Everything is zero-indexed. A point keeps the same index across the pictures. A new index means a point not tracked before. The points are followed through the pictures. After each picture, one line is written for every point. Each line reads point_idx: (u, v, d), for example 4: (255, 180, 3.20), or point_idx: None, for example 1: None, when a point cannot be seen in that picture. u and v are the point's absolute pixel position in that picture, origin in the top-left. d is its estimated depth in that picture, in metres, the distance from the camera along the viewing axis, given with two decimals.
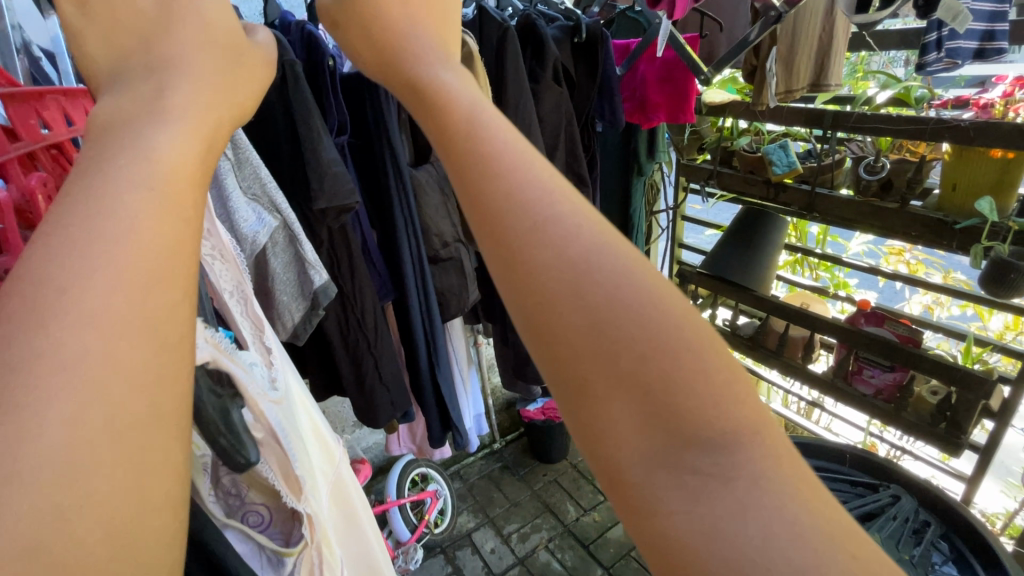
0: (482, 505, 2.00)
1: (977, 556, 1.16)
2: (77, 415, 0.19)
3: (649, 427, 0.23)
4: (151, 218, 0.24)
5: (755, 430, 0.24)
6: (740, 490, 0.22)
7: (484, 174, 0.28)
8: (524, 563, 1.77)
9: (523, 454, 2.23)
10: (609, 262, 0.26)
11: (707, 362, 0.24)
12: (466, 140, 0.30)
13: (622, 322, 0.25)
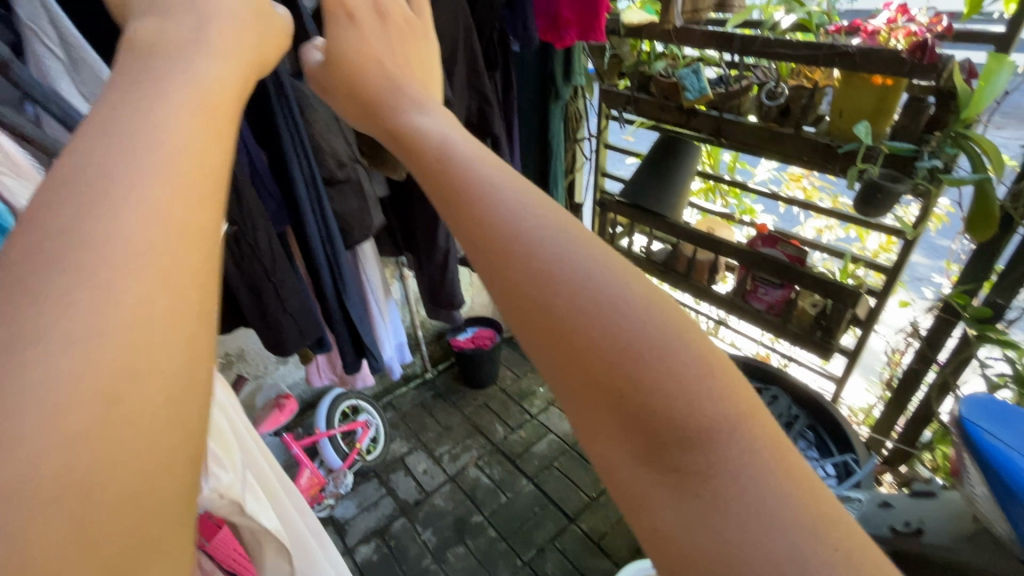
0: (414, 431, 2.07)
1: (835, 441, 1.36)
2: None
3: (628, 427, 0.26)
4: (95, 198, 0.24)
5: (731, 405, 0.26)
6: (685, 454, 0.25)
7: (463, 199, 0.34)
8: (455, 481, 1.87)
9: (455, 381, 2.30)
10: (575, 266, 0.30)
11: (667, 337, 0.27)
12: (435, 167, 0.36)
13: (584, 324, 0.28)
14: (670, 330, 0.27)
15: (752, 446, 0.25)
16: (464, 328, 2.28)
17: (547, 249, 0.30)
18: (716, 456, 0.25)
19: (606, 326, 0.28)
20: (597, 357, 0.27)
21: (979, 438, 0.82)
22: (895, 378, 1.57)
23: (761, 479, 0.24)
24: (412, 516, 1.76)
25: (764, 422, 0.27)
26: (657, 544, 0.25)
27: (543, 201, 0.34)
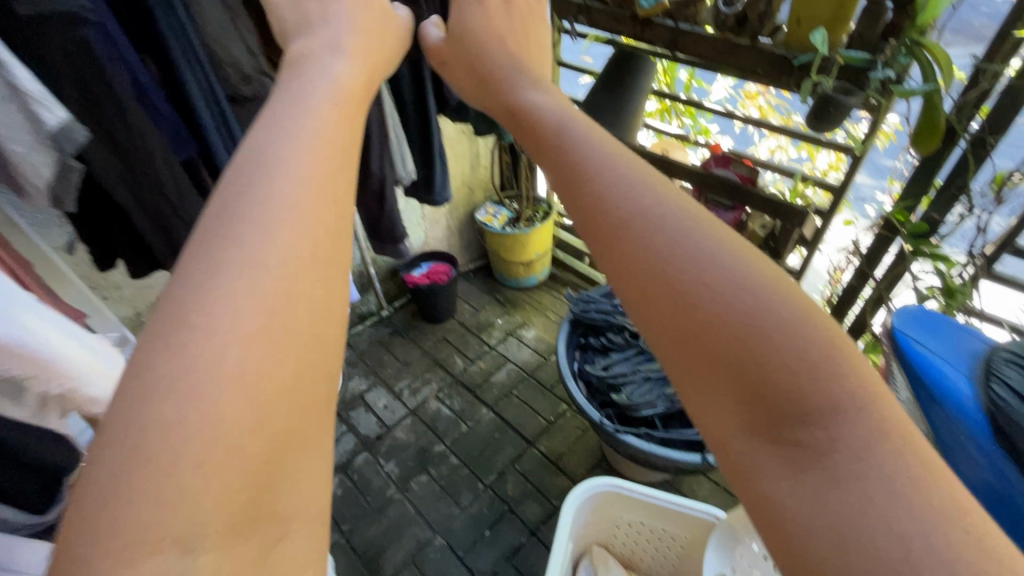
0: (373, 368, 2.05)
1: None
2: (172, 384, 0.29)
3: (747, 406, 0.28)
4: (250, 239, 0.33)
5: (858, 393, 0.28)
6: (799, 428, 0.27)
7: (580, 182, 0.38)
8: (417, 414, 1.89)
9: (412, 317, 2.26)
10: (698, 248, 0.33)
11: (790, 317, 0.30)
12: (556, 156, 0.42)
13: (701, 298, 0.31)
14: (799, 314, 0.30)
15: (876, 437, 0.27)
16: (419, 263, 2.21)
17: (667, 227, 0.34)
18: (834, 432, 0.27)
19: (679, 255, 0.32)
20: (670, 276, 0.32)
21: (909, 347, 0.86)
22: (835, 295, 1.64)
23: (889, 481, 0.25)
24: (375, 450, 1.78)
25: (889, 414, 0.28)
26: (768, 517, 0.27)
27: (645, 176, 0.38)
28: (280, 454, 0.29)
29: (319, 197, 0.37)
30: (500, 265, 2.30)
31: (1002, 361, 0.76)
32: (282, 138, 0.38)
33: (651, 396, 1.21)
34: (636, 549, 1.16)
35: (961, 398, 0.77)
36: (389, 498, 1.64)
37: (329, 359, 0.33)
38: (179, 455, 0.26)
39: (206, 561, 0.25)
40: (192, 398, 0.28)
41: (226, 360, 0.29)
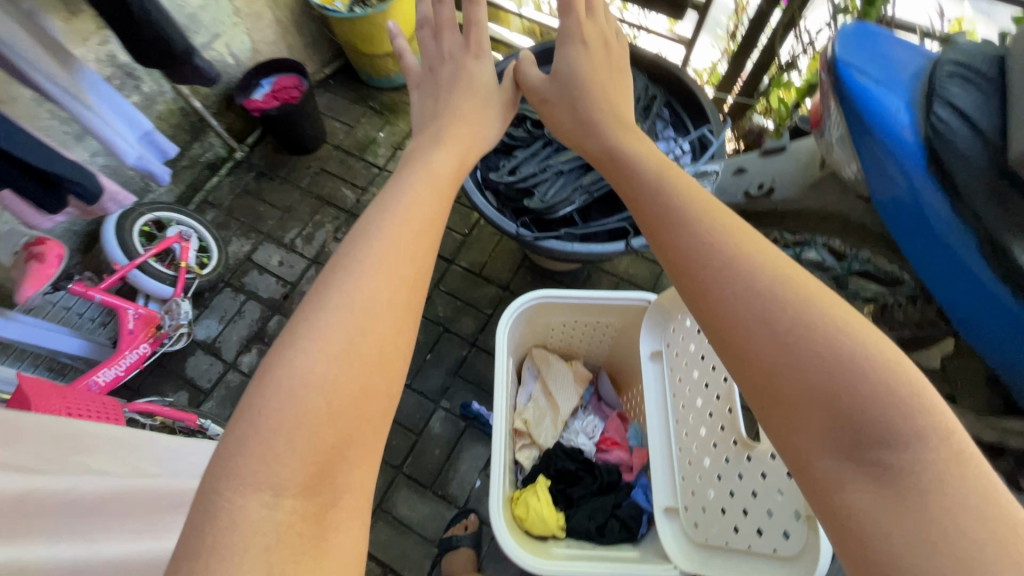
0: (251, 224, 1.74)
1: (692, 117, 1.23)
2: (291, 393, 0.43)
3: (834, 427, 0.38)
4: (346, 298, 0.48)
5: (933, 430, 0.36)
6: (883, 452, 0.36)
7: (673, 229, 0.50)
8: (320, 261, 1.69)
9: (276, 152, 1.86)
10: (786, 303, 0.42)
11: (881, 367, 0.38)
12: (658, 212, 0.52)
13: (796, 336, 0.40)
14: (888, 368, 0.38)
15: (947, 474, 0.35)
16: (258, 83, 1.72)
17: (760, 280, 0.43)
18: (912, 455, 0.36)
19: (764, 300, 0.42)
20: (765, 315, 0.42)
21: (845, 76, 0.74)
22: (739, 27, 1.47)
23: (967, 513, 0.33)
24: (286, 311, 1.62)
25: (968, 466, 0.36)
26: (843, 518, 0.36)
27: (742, 237, 0.47)
28: (331, 447, 0.43)
29: (393, 258, 0.52)
30: (363, 63, 1.85)
31: (947, 77, 0.70)
32: (376, 226, 0.54)
33: (565, 193, 1.08)
34: (574, 342, 1.19)
35: (897, 129, 0.71)
36: None
37: (372, 383, 0.46)
38: (270, 415, 0.42)
39: (288, 502, 0.40)
40: (284, 401, 0.43)
41: (319, 363, 0.45)
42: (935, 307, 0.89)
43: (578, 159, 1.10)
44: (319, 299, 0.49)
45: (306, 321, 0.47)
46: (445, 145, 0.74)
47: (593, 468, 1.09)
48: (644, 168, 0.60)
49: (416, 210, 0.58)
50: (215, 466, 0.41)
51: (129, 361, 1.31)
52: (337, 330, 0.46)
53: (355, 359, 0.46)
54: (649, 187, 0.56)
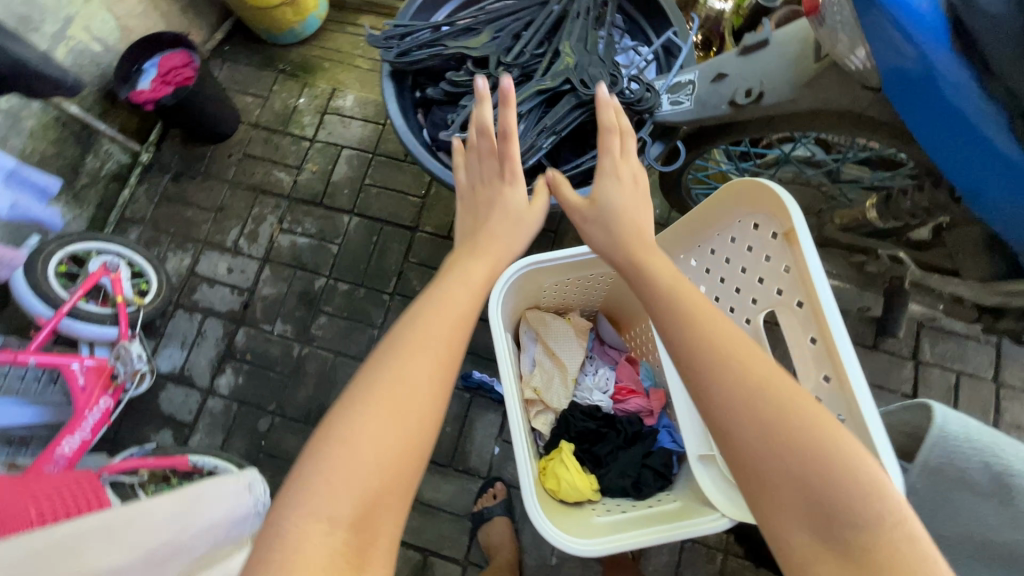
0: (183, 234, 1.55)
1: (649, 19, 1.07)
2: (347, 444, 0.53)
3: (809, 509, 0.49)
4: (393, 391, 0.56)
5: (887, 516, 0.47)
6: (847, 530, 0.47)
7: (682, 332, 0.58)
8: (271, 259, 1.53)
9: (187, 144, 1.62)
10: (772, 409, 0.52)
11: (848, 466, 0.49)
12: (671, 318, 0.60)
13: (780, 433, 0.51)
14: (853, 470, 0.49)
15: (900, 555, 0.45)
16: (140, 69, 1.46)
17: (754, 386, 0.53)
18: (869, 535, 0.46)
19: (756, 405, 0.53)
20: (757, 417, 0.52)
21: None
22: None
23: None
24: (251, 320, 1.48)
25: (918, 553, 0.45)
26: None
27: (742, 351, 0.56)
28: (373, 501, 0.52)
29: (430, 369, 0.59)
30: (263, 22, 1.59)
31: None
32: (416, 332, 0.61)
33: (528, 138, 0.93)
34: (566, 295, 1.11)
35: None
36: (301, 356, 1.45)
37: (409, 460, 0.55)
38: (325, 475, 0.51)
39: (337, 535, 0.49)
40: (339, 464, 0.52)
41: (366, 459, 0.53)
42: (948, 191, 0.82)
43: (536, 97, 0.94)
44: (367, 377, 0.57)
45: (357, 399, 0.56)
46: (474, 255, 0.73)
47: (615, 422, 1.06)
48: (666, 276, 0.65)
49: (445, 315, 0.64)
50: (279, 502, 0.51)
51: (93, 422, 1.16)
52: (386, 428, 0.54)
53: (403, 436, 0.55)
54: (662, 300, 0.62)
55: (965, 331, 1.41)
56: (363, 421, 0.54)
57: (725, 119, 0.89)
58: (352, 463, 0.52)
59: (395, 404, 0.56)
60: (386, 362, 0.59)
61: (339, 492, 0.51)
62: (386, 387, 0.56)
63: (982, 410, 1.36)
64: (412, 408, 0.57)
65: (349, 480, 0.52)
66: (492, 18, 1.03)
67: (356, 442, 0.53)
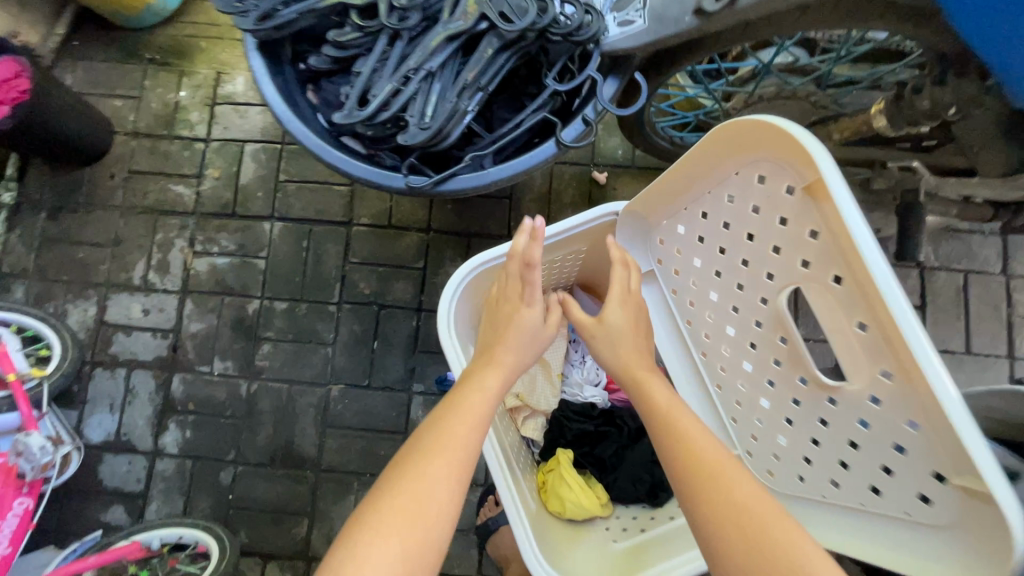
0: (80, 280, 1.31)
1: None
2: (369, 549, 0.56)
3: None
4: (409, 511, 0.59)
5: None
6: None
7: (680, 437, 0.58)
8: (192, 289, 1.31)
9: (57, 171, 1.34)
10: (768, 529, 0.49)
11: None
12: (672, 426, 0.59)
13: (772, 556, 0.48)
14: None
15: None
16: None
17: (749, 501, 0.51)
18: None
19: (746, 522, 0.50)
20: (748, 534, 0.50)
21: None
22: None
23: None
24: (184, 364, 1.28)
25: None
26: None
27: (743, 472, 0.54)
28: None
29: (443, 502, 0.61)
30: None
31: None
32: (436, 455, 0.63)
33: (449, 102, 0.72)
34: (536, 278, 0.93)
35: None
36: (251, 394, 1.27)
37: None
38: None
39: None
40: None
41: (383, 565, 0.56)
42: (982, 85, 0.64)
43: (447, 44, 0.72)
44: (393, 488, 0.60)
45: (381, 510, 0.59)
46: (488, 366, 0.73)
47: (614, 416, 0.92)
48: (662, 398, 0.62)
49: (463, 443, 0.65)
50: None
51: (13, 528, 0.99)
52: (394, 551, 0.57)
53: (412, 556, 0.57)
54: (663, 407, 0.61)
55: (968, 227, 1.28)
56: (384, 535, 0.57)
57: (692, 34, 0.70)
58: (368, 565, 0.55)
59: (413, 528, 0.58)
60: (403, 466, 0.63)
61: None
62: (406, 503, 0.59)
63: (994, 309, 1.27)
64: (430, 513, 0.60)
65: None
66: None
67: (377, 549, 0.56)
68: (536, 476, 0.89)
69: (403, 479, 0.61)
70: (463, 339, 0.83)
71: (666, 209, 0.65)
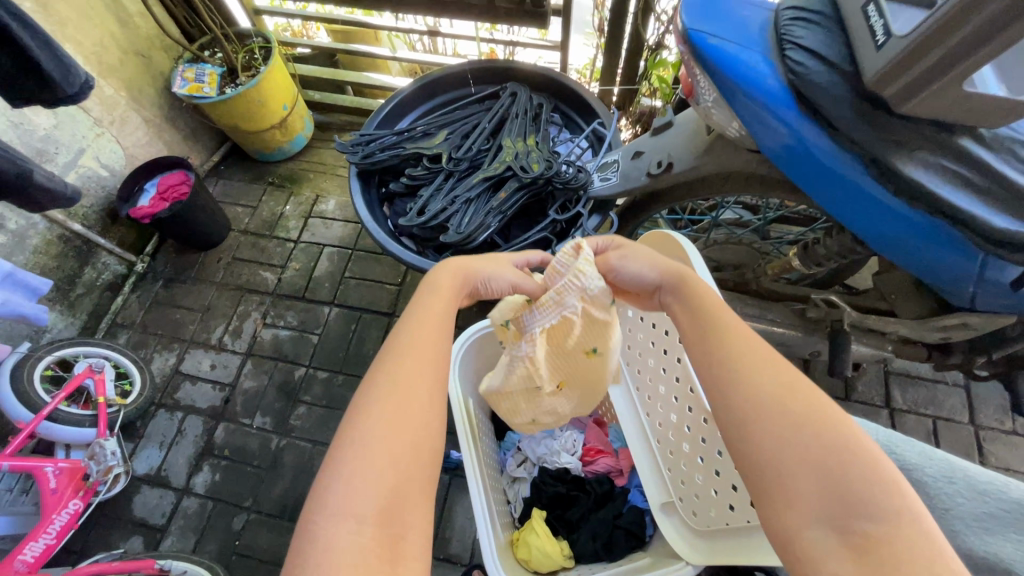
0: (170, 334, 1.62)
1: (581, 116, 1.23)
2: (374, 429, 0.53)
3: (835, 507, 0.44)
4: (400, 385, 0.57)
5: (890, 504, 0.43)
6: (862, 519, 0.42)
7: (701, 330, 0.60)
8: (254, 352, 1.58)
9: (179, 254, 1.74)
10: (802, 412, 0.49)
11: (869, 478, 0.44)
12: (699, 323, 0.61)
13: (798, 435, 0.48)
14: (874, 479, 0.44)
15: (925, 552, 0.40)
16: (142, 189, 1.61)
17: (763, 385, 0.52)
18: (882, 530, 0.41)
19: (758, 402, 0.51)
20: (765, 404, 0.50)
21: (705, 46, 0.75)
22: (603, 20, 1.44)
23: None
24: (231, 415, 1.50)
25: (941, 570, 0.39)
26: None
27: (760, 358, 0.54)
28: (388, 496, 0.50)
29: (426, 387, 0.58)
30: (251, 140, 1.78)
31: (788, 23, 0.72)
32: (407, 349, 0.60)
33: (478, 219, 1.04)
34: None
35: (864, 188, 0.73)
36: (279, 448, 1.45)
37: (416, 456, 0.53)
38: (342, 476, 0.50)
39: (363, 543, 0.46)
40: (360, 459, 0.51)
41: (358, 504, 0.48)
42: (850, 236, 0.89)
43: (483, 181, 1.07)
44: (387, 369, 0.58)
45: (378, 395, 0.56)
46: (445, 277, 0.70)
47: (584, 484, 1.05)
48: (698, 297, 0.64)
49: (424, 337, 0.62)
50: (314, 495, 0.49)
51: (60, 525, 1.16)
52: (386, 431, 0.53)
53: (408, 425, 0.54)
54: (695, 311, 0.63)
55: (930, 376, 1.43)
56: (381, 414, 0.54)
57: (647, 188, 0.98)
58: (384, 437, 0.53)
59: (406, 405, 0.55)
60: (397, 365, 0.59)
61: (361, 470, 0.50)
62: (401, 378, 0.57)
63: (964, 456, 1.35)
64: (411, 403, 0.56)
65: (375, 464, 0.51)
66: (442, 123, 1.20)
67: (386, 420, 0.54)
68: (511, 533, 0.99)
69: (399, 359, 0.59)
70: (465, 387, 1.03)
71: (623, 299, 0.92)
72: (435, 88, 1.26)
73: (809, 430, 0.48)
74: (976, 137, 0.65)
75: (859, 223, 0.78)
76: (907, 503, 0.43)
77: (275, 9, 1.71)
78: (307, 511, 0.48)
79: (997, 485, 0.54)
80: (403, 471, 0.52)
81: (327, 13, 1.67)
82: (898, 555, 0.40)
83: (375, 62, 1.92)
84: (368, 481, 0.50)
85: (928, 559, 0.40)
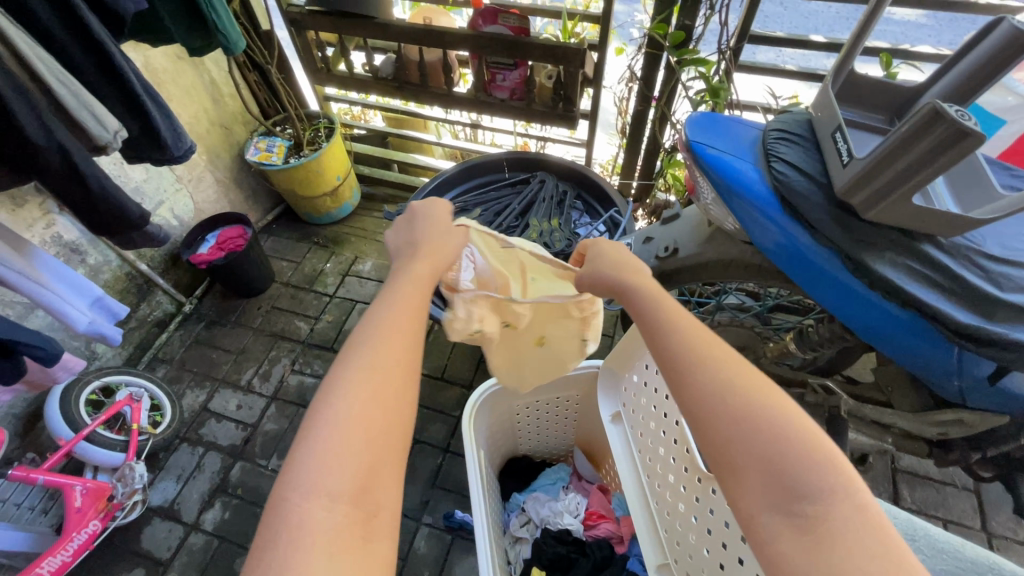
0: (204, 373, 1.73)
1: (600, 203, 1.39)
2: (347, 396, 0.54)
3: (779, 491, 0.48)
4: (376, 352, 0.58)
5: (833, 484, 0.47)
6: (805, 503, 0.47)
7: (657, 322, 0.63)
8: (278, 397, 1.67)
9: (224, 300, 1.89)
10: (755, 402, 0.52)
11: (813, 463, 0.48)
12: (656, 315, 0.64)
13: (750, 424, 0.51)
14: (817, 462, 0.48)
15: (862, 529, 0.45)
16: (203, 238, 1.79)
17: (712, 375, 0.55)
18: (824, 510, 0.46)
19: (712, 392, 0.54)
20: (720, 395, 0.53)
21: (704, 155, 0.89)
22: (626, 124, 1.61)
23: None
24: (248, 455, 1.56)
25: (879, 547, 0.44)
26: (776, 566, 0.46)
27: (712, 351, 0.57)
28: (363, 465, 0.51)
29: (394, 353, 0.59)
30: (304, 205, 1.99)
31: (774, 141, 0.87)
32: (375, 320, 0.62)
33: None
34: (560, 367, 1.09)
35: (843, 281, 0.83)
36: None
37: (387, 422, 0.54)
38: (317, 444, 0.50)
39: (337, 510, 0.47)
40: (335, 426, 0.51)
41: (328, 483, 0.48)
42: (840, 325, 0.98)
43: None
44: (359, 339, 0.59)
45: (351, 362, 0.57)
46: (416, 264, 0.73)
47: (584, 547, 1.07)
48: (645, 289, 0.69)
49: (398, 310, 0.64)
50: (287, 466, 0.50)
51: (77, 544, 1.22)
52: (356, 398, 0.53)
53: (381, 391, 0.55)
54: (649, 304, 0.66)
55: (939, 477, 1.43)
56: (357, 379, 0.55)
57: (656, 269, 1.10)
58: (360, 404, 0.54)
59: (380, 372, 0.56)
60: (373, 335, 0.60)
61: (334, 436, 0.51)
62: (379, 347, 0.58)
63: None
64: (385, 371, 0.57)
65: (348, 430, 0.52)
66: (478, 202, 1.36)
67: (360, 389, 0.54)
68: None
69: (373, 328, 0.60)
70: (476, 440, 1.08)
71: (627, 364, 1.00)
72: (474, 172, 1.45)
73: (755, 416, 0.51)
74: (935, 244, 0.76)
75: (839, 309, 0.87)
76: (847, 483, 0.48)
77: (342, 97, 1.98)
78: (280, 481, 0.49)
79: (955, 546, 0.63)
80: (376, 439, 0.53)
81: (386, 103, 1.93)
82: (836, 531, 0.45)
83: (421, 146, 2.17)
84: (342, 447, 0.50)
85: (861, 533, 0.44)
